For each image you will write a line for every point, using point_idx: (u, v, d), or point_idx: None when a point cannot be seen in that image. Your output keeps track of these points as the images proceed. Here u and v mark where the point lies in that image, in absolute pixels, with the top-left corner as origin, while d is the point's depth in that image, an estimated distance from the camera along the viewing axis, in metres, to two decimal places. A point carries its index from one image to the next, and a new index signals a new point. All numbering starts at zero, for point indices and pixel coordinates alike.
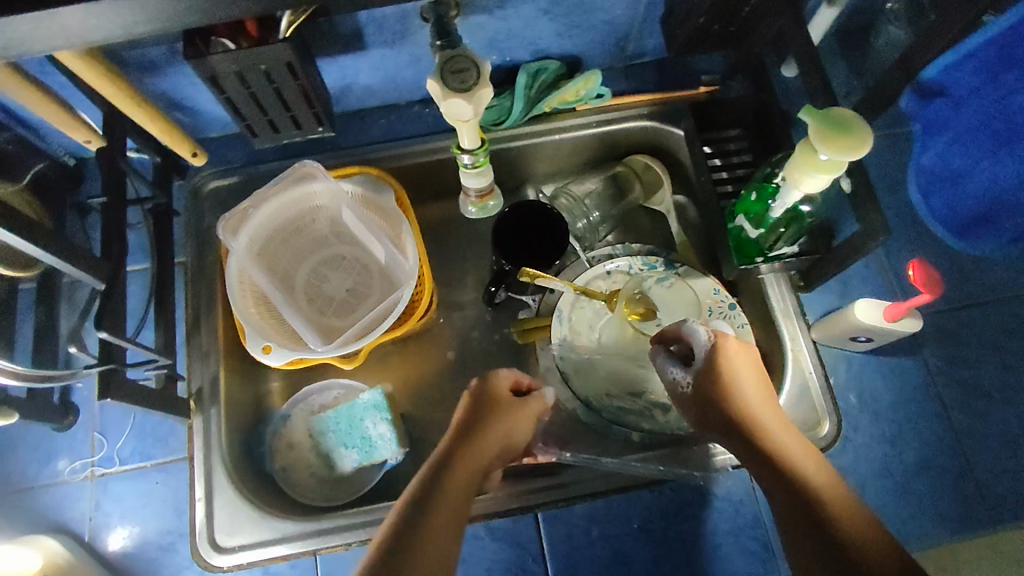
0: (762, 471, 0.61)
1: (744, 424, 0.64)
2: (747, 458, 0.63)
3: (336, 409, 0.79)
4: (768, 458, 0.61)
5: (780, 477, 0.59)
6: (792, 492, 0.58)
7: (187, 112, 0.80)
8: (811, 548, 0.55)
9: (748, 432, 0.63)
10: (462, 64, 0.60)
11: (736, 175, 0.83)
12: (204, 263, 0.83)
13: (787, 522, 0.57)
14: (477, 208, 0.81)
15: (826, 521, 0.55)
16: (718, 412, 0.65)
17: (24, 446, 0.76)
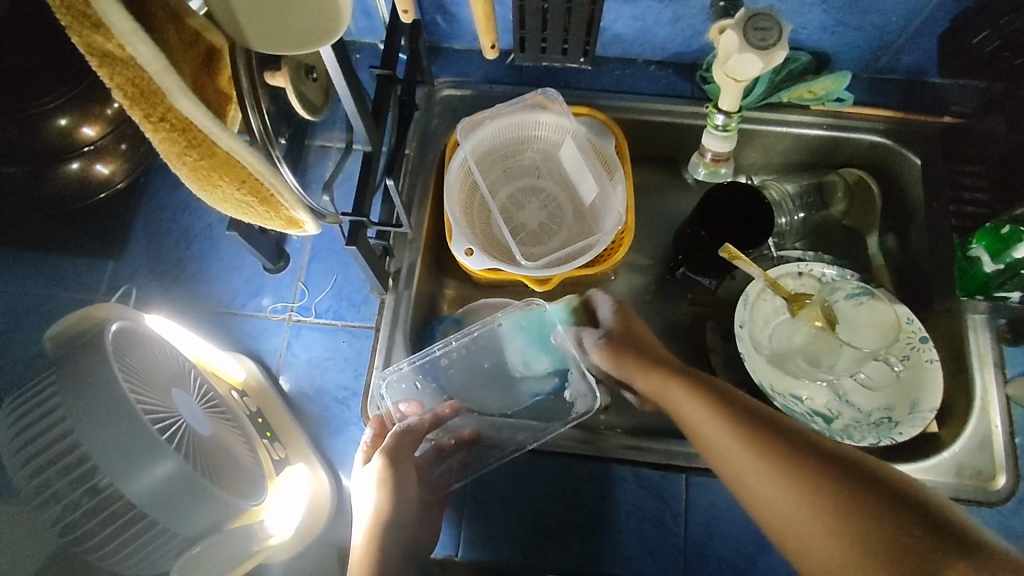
0: (712, 424, 0.56)
1: (680, 383, 0.61)
2: (691, 424, 0.58)
3: (522, 313, 0.79)
4: (723, 405, 0.56)
5: (736, 420, 0.54)
6: (759, 438, 0.52)
7: (451, 18, 0.84)
8: (775, 452, 0.51)
9: (688, 391, 0.59)
10: (765, 22, 0.62)
11: (969, 213, 0.79)
12: (424, 159, 0.87)
13: (761, 471, 0.51)
14: (708, 171, 0.87)
15: (812, 453, 0.49)
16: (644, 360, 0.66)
17: (237, 275, 0.83)
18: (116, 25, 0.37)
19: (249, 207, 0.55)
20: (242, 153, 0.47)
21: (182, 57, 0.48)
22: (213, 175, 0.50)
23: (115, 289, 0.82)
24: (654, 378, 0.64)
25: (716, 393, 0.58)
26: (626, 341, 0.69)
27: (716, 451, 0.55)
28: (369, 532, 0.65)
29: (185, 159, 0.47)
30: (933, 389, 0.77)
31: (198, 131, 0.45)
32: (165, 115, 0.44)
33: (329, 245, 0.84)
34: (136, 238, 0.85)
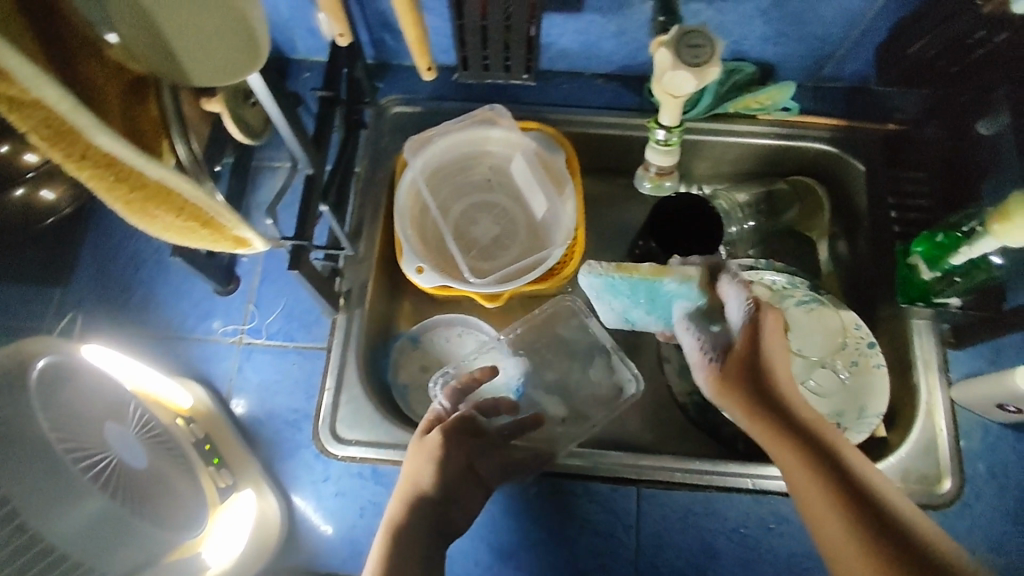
0: (807, 479, 0.56)
1: (777, 429, 0.59)
2: (786, 465, 0.58)
3: (633, 281, 0.69)
4: (825, 462, 0.56)
5: (834, 482, 0.55)
6: (847, 502, 0.55)
7: (395, 36, 0.84)
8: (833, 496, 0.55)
9: (787, 439, 0.58)
10: (698, 40, 0.64)
11: (909, 220, 0.82)
12: (374, 177, 0.86)
13: (843, 535, 0.54)
14: (652, 184, 0.87)
15: (892, 532, 0.53)
16: (758, 384, 0.60)
17: (186, 300, 0.82)
18: (16, 72, 0.36)
19: (190, 232, 0.57)
20: (173, 181, 0.49)
21: (106, 89, 0.49)
22: (146, 206, 0.50)
23: (61, 316, 0.81)
24: (758, 423, 0.61)
25: (822, 448, 0.57)
26: (750, 373, 0.61)
27: (803, 499, 0.57)
28: (405, 499, 0.69)
29: (114, 193, 0.48)
30: (880, 394, 0.78)
31: (124, 164, 0.46)
32: (85, 152, 0.43)
33: (279, 266, 0.84)
34: (84, 264, 0.84)
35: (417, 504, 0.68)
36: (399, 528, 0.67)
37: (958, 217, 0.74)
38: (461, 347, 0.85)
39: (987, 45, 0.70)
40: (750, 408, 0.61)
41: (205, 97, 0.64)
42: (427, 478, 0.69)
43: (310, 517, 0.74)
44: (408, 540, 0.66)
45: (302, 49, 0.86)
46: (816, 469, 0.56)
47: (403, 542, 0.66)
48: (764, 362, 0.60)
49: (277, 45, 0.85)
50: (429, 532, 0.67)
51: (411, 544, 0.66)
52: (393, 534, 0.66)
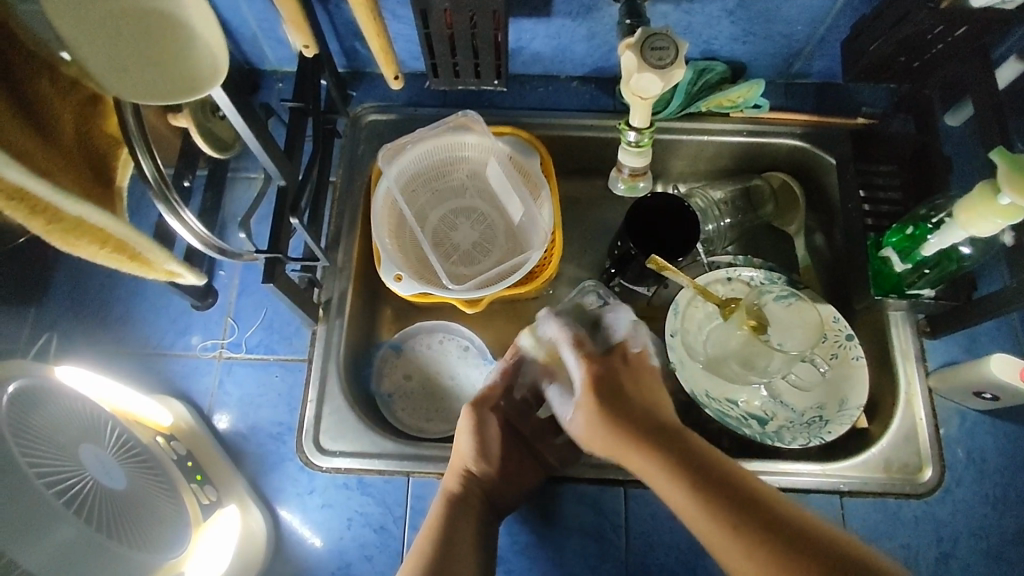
0: (682, 493, 0.52)
1: (640, 442, 0.56)
2: (655, 479, 0.54)
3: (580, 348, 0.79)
4: (691, 464, 0.52)
5: (739, 512, 0.49)
6: (716, 500, 0.50)
7: (366, 45, 0.84)
8: (739, 525, 0.48)
9: (651, 452, 0.54)
10: (662, 42, 0.64)
11: (879, 211, 0.81)
12: (351, 186, 0.86)
13: (726, 541, 0.48)
14: (626, 185, 0.88)
15: (781, 529, 0.47)
16: (618, 429, 0.57)
17: (164, 316, 0.82)
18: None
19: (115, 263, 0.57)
20: (98, 220, 0.50)
21: (57, 104, 0.51)
22: (72, 238, 0.51)
23: (37, 336, 0.81)
24: (619, 445, 0.57)
25: (685, 452, 0.54)
26: (602, 419, 0.59)
27: (678, 510, 0.52)
28: (456, 472, 0.70)
29: (38, 226, 0.48)
30: (860, 386, 0.78)
31: (43, 201, 0.46)
32: (13, 193, 0.44)
33: (257, 279, 0.83)
34: (58, 284, 0.83)
35: (467, 475, 0.70)
36: (456, 496, 0.68)
37: (926, 208, 0.73)
38: (442, 354, 0.85)
39: (946, 38, 0.72)
40: (609, 440, 0.58)
41: (170, 111, 0.66)
42: (470, 452, 0.70)
43: (298, 531, 0.74)
44: (463, 507, 0.67)
45: (274, 60, 0.86)
46: (680, 471, 0.52)
47: (457, 510, 0.67)
48: (609, 398, 0.59)
49: (249, 57, 0.85)
50: (479, 504, 0.69)
51: (467, 510, 0.67)
52: (447, 501, 0.67)
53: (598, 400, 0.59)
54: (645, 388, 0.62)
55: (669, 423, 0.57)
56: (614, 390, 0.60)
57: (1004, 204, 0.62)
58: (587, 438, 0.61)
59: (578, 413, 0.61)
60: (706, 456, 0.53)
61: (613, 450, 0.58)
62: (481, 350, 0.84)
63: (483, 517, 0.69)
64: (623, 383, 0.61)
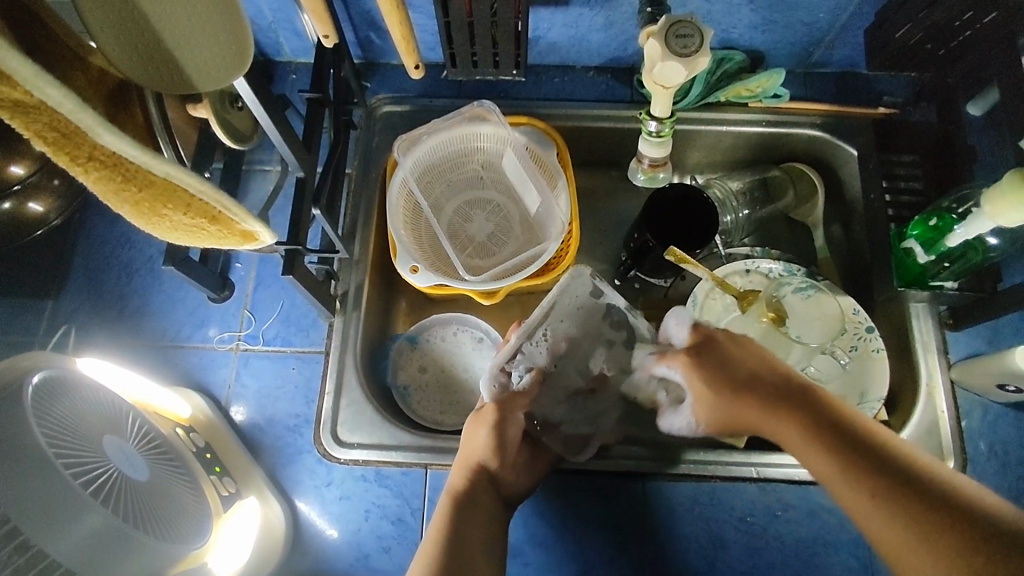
0: (811, 446, 0.57)
1: (770, 405, 0.61)
2: (784, 436, 0.60)
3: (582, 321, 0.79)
4: (815, 413, 0.59)
5: (874, 466, 0.54)
6: (856, 455, 0.55)
7: (381, 35, 0.83)
8: (883, 474, 0.53)
9: (776, 411, 0.60)
10: (687, 30, 0.64)
11: (902, 202, 0.81)
12: (367, 178, 0.85)
13: (834, 477, 0.55)
14: (645, 176, 0.87)
15: (896, 467, 0.53)
16: (753, 379, 0.63)
17: (182, 307, 0.82)
18: (18, 73, 0.33)
19: (198, 233, 0.50)
20: (180, 179, 0.43)
21: (89, 93, 0.52)
22: (156, 205, 0.45)
23: (55, 328, 0.81)
24: (744, 413, 0.63)
25: (808, 402, 0.60)
26: (723, 369, 0.64)
27: (818, 475, 0.57)
28: (468, 465, 0.69)
29: (123, 194, 0.43)
30: (880, 379, 0.78)
31: (132, 165, 0.41)
32: (92, 153, 0.39)
33: (274, 271, 0.83)
34: (76, 276, 0.83)
35: (480, 469, 0.68)
36: (464, 492, 0.67)
37: (951, 200, 0.72)
38: (456, 347, 0.84)
39: (973, 26, 0.70)
40: (734, 407, 0.63)
41: (189, 103, 0.66)
42: (485, 446, 0.69)
43: (315, 522, 0.74)
44: (472, 504, 0.66)
45: (290, 52, 0.85)
46: (801, 426, 0.58)
47: (465, 507, 0.66)
48: (716, 370, 0.64)
49: (264, 47, 0.84)
50: (489, 501, 0.68)
51: (476, 508, 0.66)
52: (455, 499, 0.66)
53: (703, 374, 0.65)
54: (751, 354, 0.65)
55: (807, 390, 0.61)
56: (717, 363, 0.65)
57: None
58: (707, 412, 0.66)
59: (696, 393, 0.66)
60: (824, 410, 0.59)
61: (742, 412, 0.63)
62: (495, 342, 0.84)
63: (490, 514, 0.67)
64: (727, 357, 0.65)
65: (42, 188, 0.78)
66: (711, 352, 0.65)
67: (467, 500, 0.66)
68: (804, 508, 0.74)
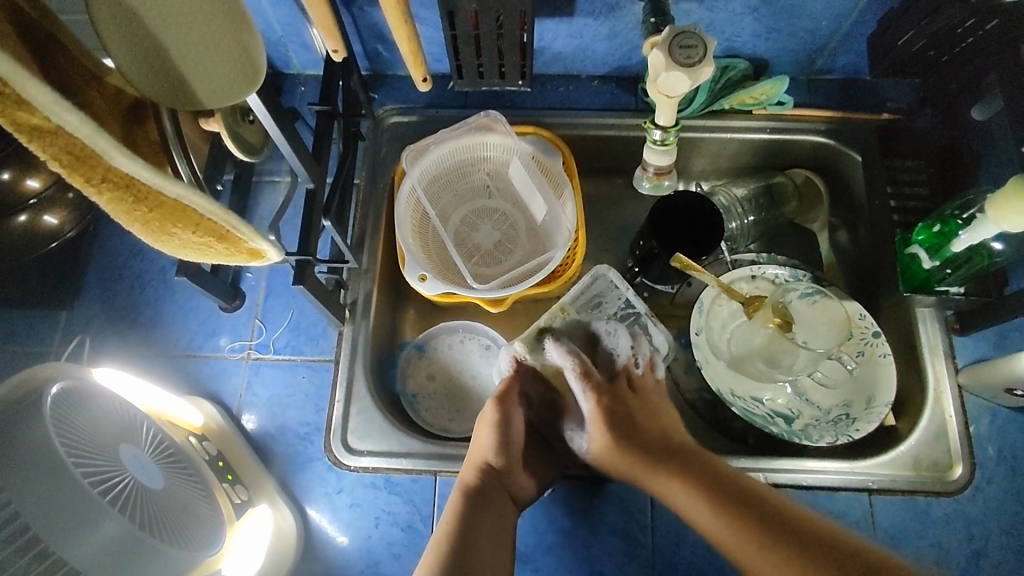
0: (700, 505, 0.61)
1: (655, 465, 0.65)
2: (675, 497, 0.63)
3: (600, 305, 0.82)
4: (701, 477, 0.63)
5: (757, 520, 0.58)
6: (741, 514, 0.59)
7: (389, 47, 0.84)
8: (769, 537, 0.57)
9: (672, 472, 0.64)
10: (691, 41, 0.65)
11: (906, 208, 0.80)
12: (375, 188, 0.86)
13: (743, 545, 0.57)
14: (650, 184, 0.87)
15: (774, 521, 0.58)
16: (643, 438, 0.67)
17: (193, 317, 0.83)
18: (36, 99, 0.35)
19: (205, 250, 0.53)
20: (190, 201, 0.46)
21: (104, 111, 0.53)
22: (165, 224, 0.48)
23: (70, 338, 0.82)
24: (635, 467, 0.66)
25: (693, 468, 0.64)
26: (619, 420, 0.68)
27: (708, 532, 0.60)
28: (474, 465, 0.69)
29: (134, 214, 0.45)
30: (888, 384, 0.77)
31: (143, 185, 0.43)
32: (105, 176, 0.41)
33: (284, 281, 0.84)
34: (90, 287, 0.84)
35: (485, 468, 0.69)
36: (474, 489, 0.67)
37: (954, 207, 0.73)
38: (464, 354, 0.85)
39: (976, 33, 0.71)
40: (628, 463, 0.67)
41: (202, 117, 0.69)
42: (491, 445, 0.69)
43: (326, 529, 0.75)
44: (481, 500, 0.66)
45: (298, 65, 0.87)
46: (694, 485, 0.62)
47: (475, 500, 0.66)
48: (620, 421, 0.68)
49: (274, 60, 0.86)
50: (498, 498, 0.68)
51: (486, 503, 0.66)
52: (464, 494, 0.66)
53: (611, 433, 0.68)
54: (649, 410, 0.71)
55: (686, 452, 0.66)
56: (620, 417, 0.69)
57: None
58: (604, 459, 0.69)
59: (597, 440, 0.69)
60: (727, 481, 0.62)
61: (635, 467, 0.66)
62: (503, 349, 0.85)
63: (499, 508, 0.66)
64: (632, 409, 0.70)
65: (57, 202, 0.79)
66: (607, 439, 0.68)
67: (476, 495, 0.66)
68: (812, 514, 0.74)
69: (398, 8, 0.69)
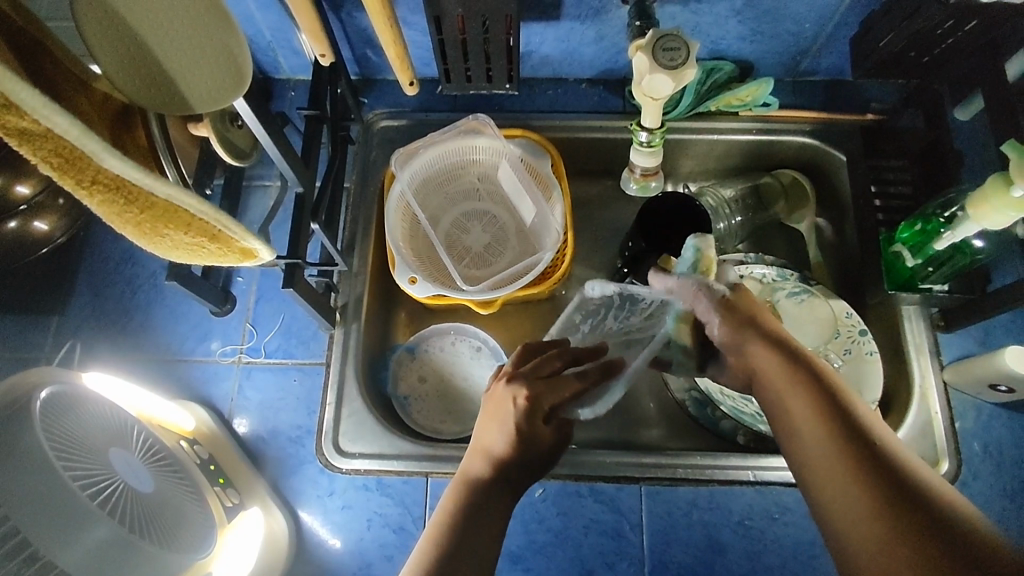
0: (817, 429, 0.51)
1: (777, 362, 0.55)
2: (789, 412, 0.53)
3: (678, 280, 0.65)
4: (833, 406, 0.51)
5: (877, 483, 0.47)
6: (867, 457, 0.48)
7: (378, 52, 0.85)
8: (879, 486, 0.47)
9: (798, 387, 0.53)
10: (674, 43, 0.66)
11: (890, 206, 0.82)
12: (365, 192, 0.87)
13: (847, 482, 0.48)
14: (637, 185, 0.88)
15: (910, 499, 0.45)
16: (781, 349, 0.56)
17: (184, 322, 0.83)
18: (26, 102, 0.36)
19: (200, 251, 0.53)
20: (182, 200, 0.45)
21: (93, 116, 0.53)
22: (157, 226, 0.47)
23: (61, 344, 0.82)
24: (765, 373, 0.55)
25: (831, 397, 0.52)
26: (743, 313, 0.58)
27: (812, 470, 0.50)
28: (479, 453, 0.61)
29: (126, 216, 0.45)
30: (874, 382, 0.78)
31: (132, 187, 0.43)
32: (95, 178, 0.41)
33: (275, 284, 0.85)
34: (80, 292, 0.85)
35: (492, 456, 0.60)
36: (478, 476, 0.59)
37: (935, 206, 0.74)
38: (455, 356, 0.85)
39: (956, 34, 0.72)
40: (745, 344, 0.57)
41: (191, 122, 0.69)
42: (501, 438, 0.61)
43: (318, 532, 0.75)
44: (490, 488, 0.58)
45: (288, 70, 0.88)
46: (824, 417, 0.51)
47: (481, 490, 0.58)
48: (751, 323, 0.58)
49: (263, 65, 0.87)
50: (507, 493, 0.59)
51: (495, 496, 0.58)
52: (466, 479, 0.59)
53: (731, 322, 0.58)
54: (772, 323, 0.59)
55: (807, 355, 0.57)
56: (750, 318, 0.58)
57: (1017, 197, 0.62)
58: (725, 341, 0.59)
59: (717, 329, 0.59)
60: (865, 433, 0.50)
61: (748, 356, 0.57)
62: (493, 350, 0.85)
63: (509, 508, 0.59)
64: (759, 320, 0.58)
65: (48, 207, 0.79)
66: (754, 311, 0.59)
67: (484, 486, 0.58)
68: (801, 511, 0.75)
69: (385, 14, 0.69)
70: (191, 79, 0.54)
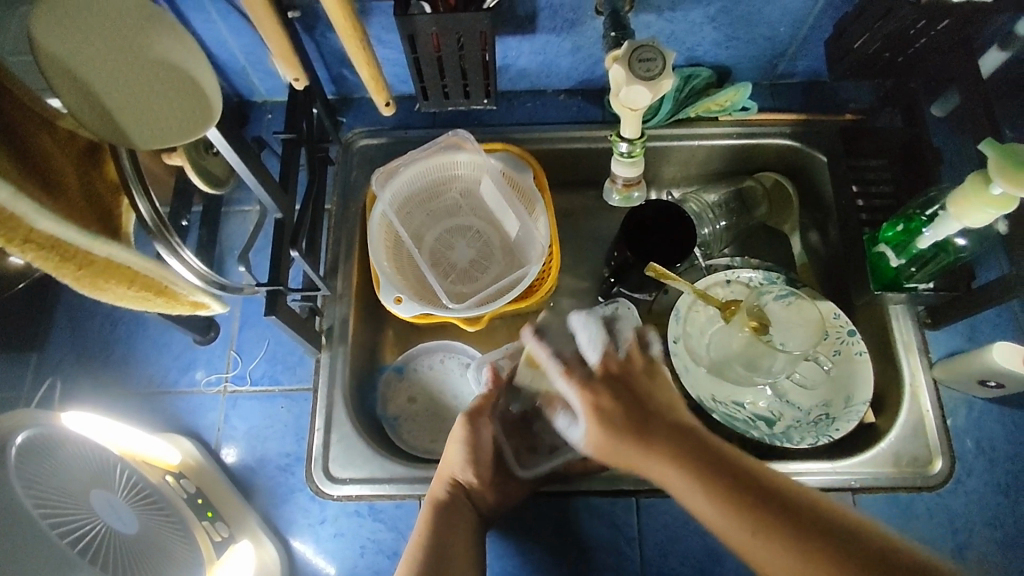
0: (703, 500, 0.51)
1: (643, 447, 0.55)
2: (673, 486, 0.53)
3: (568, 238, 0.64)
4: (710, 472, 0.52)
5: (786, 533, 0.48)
6: (760, 507, 0.49)
7: (354, 71, 0.84)
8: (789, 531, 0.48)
9: (694, 481, 0.52)
10: (648, 54, 0.66)
11: (873, 206, 0.82)
12: (347, 213, 0.86)
13: (754, 542, 0.49)
14: (620, 196, 0.88)
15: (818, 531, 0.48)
16: (657, 424, 0.56)
17: (167, 353, 0.82)
18: None
19: (146, 301, 0.56)
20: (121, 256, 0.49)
21: (57, 154, 0.52)
22: (97, 280, 0.50)
23: (41, 382, 0.81)
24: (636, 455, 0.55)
25: (709, 459, 0.53)
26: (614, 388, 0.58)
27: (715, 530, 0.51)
28: (444, 480, 0.71)
29: (62, 274, 0.47)
30: (865, 383, 0.78)
31: (72, 246, 0.45)
32: (31, 238, 0.43)
33: (258, 310, 0.83)
34: (59, 327, 0.83)
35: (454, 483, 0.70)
36: (442, 502, 0.69)
37: (917, 205, 0.74)
38: (445, 373, 0.84)
39: (928, 33, 0.72)
40: (617, 443, 0.56)
41: (165, 152, 0.68)
42: (460, 460, 0.71)
43: (311, 561, 0.74)
44: (449, 509, 0.68)
45: (263, 93, 0.87)
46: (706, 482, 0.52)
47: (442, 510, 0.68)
48: (615, 400, 0.58)
49: (238, 90, 0.86)
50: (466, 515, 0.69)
51: (456, 517, 0.68)
52: (434, 507, 0.68)
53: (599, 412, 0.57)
54: (652, 387, 0.59)
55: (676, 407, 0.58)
56: (616, 394, 0.58)
57: (996, 194, 0.62)
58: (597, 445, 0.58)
59: (586, 428, 0.58)
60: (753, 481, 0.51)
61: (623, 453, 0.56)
62: None
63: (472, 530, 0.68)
64: (633, 388, 0.58)
65: None
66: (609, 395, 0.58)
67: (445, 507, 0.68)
68: None
69: (358, 35, 0.69)
70: (153, 104, 0.53)
